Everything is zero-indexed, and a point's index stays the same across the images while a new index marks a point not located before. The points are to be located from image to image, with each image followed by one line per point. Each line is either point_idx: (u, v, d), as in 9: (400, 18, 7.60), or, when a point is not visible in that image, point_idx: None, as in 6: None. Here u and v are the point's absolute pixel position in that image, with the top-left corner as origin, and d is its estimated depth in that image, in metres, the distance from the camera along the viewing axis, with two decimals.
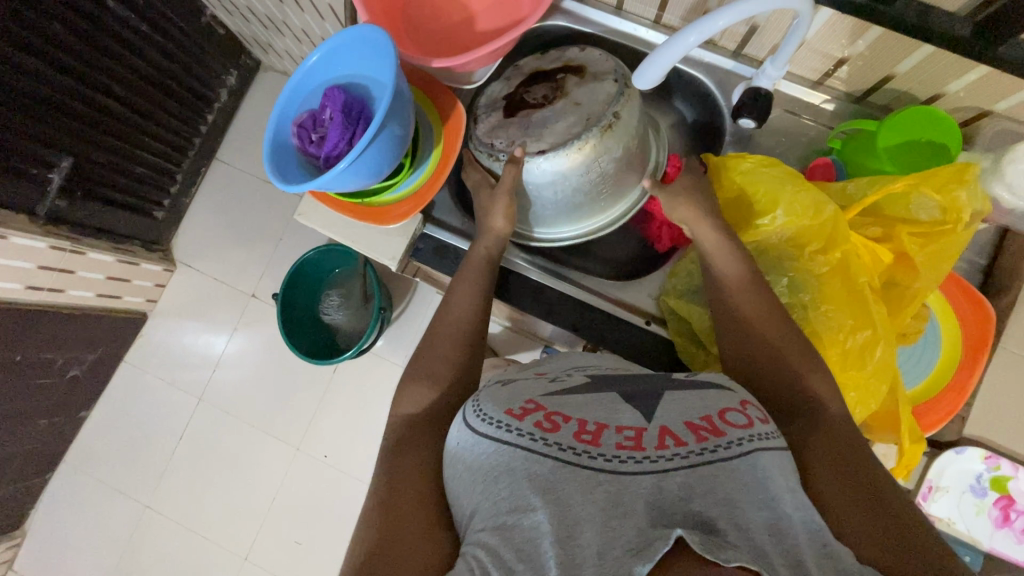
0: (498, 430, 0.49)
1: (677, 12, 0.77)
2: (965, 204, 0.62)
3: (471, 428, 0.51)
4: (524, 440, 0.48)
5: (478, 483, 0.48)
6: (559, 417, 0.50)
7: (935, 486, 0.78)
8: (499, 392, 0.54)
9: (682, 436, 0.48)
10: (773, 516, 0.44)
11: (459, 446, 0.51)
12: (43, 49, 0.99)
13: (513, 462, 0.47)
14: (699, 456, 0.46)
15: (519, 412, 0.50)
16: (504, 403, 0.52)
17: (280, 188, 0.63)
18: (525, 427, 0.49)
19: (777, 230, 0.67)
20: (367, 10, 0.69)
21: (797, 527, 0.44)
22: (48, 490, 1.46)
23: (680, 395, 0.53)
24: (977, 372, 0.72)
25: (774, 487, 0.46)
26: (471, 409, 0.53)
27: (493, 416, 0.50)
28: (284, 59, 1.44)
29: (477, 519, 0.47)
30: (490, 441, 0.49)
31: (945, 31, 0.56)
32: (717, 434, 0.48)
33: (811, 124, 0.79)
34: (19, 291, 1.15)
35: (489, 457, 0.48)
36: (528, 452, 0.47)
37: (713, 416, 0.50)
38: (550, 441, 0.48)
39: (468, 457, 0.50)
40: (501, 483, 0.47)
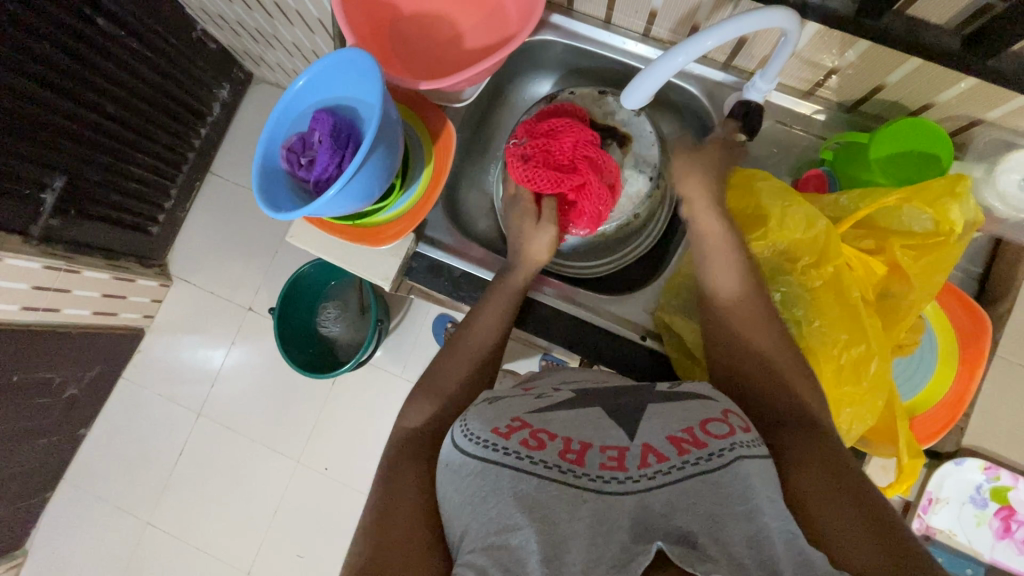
0: (484, 449, 0.48)
1: (666, 25, 0.76)
2: (957, 217, 0.62)
3: (457, 449, 0.49)
4: (511, 459, 0.47)
5: (469, 504, 0.46)
6: (545, 435, 0.49)
7: (935, 499, 0.79)
8: (485, 409, 0.52)
9: (665, 451, 0.48)
10: (755, 529, 0.43)
11: (447, 469, 0.50)
12: (32, 69, 0.99)
13: (500, 480, 0.46)
14: (680, 470, 0.47)
15: (505, 430, 0.49)
16: (490, 420, 0.50)
17: (270, 215, 0.62)
18: (512, 446, 0.48)
19: (771, 246, 0.66)
20: (354, 31, 0.69)
21: (774, 533, 0.43)
22: (48, 510, 1.45)
23: (659, 410, 0.52)
24: (974, 381, 0.72)
25: (755, 495, 0.45)
26: (456, 428, 0.51)
27: (479, 434, 0.49)
28: (276, 71, 1.43)
29: (468, 540, 0.45)
30: (476, 461, 0.47)
31: (932, 44, 0.56)
32: (698, 446, 0.48)
33: (803, 134, 0.78)
34: (14, 312, 1.15)
35: (476, 477, 0.47)
36: (516, 471, 0.46)
37: (695, 427, 0.49)
38: (538, 460, 0.47)
39: (456, 478, 0.48)
40: (489, 501, 0.45)
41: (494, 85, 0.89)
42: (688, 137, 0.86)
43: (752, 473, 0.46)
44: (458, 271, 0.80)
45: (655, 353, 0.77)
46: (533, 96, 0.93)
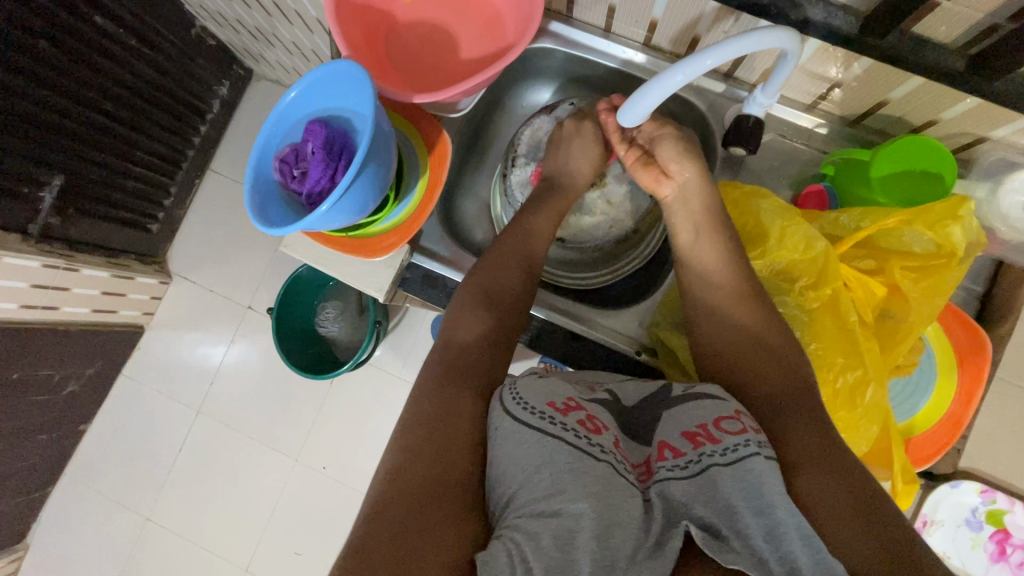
0: (541, 420, 0.49)
1: (666, 35, 0.75)
2: (958, 240, 0.61)
3: (512, 416, 0.50)
4: (569, 434, 0.48)
5: (523, 471, 0.47)
6: (597, 422, 0.51)
7: (931, 521, 0.78)
8: (538, 383, 0.53)
9: (681, 447, 0.49)
10: (768, 521, 0.44)
11: (499, 433, 0.50)
12: (29, 68, 0.98)
13: (557, 452, 0.46)
14: (698, 464, 0.48)
15: (562, 407, 0.51)
16: (546, 395, 0.52)
17: (263, 231, 0.62)
18: (569, 423, 0.49)
19: (767, 264, 0.66)
20: (349, 42, 0.68)
21: (789, 527, 0.43)
22: (49, 504, 1.46)
23: (681, 408, 0.53)
24: (972, 404, 0.71)
25: (768, 493, 0.45)
26: (509, 397, 0.52)
27: (536, 407, 0.50)
28: (276, 69, 1.42)
29: (515, 506, 0.46)
30: (532, 431, 0.48)
31: (938, 64, 0.55)
32: (713, 441, 0.49)
33: (804, 147, 0.77)
34: (13, 310, 1.15)
35: (532, 448, 0.47)
36: (573, 448, 0.47)
37: (709, 423, 0.50)
38: (594, 442, 0.48)
39: (511, 440, 0.49)
40: (541, 474, 0.46)
41: (493, 92, 0.88)
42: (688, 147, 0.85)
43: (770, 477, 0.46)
44: (453, 282, 0.79)
45: (650, 368, 0.76)
46: (531, 103, 0.92)
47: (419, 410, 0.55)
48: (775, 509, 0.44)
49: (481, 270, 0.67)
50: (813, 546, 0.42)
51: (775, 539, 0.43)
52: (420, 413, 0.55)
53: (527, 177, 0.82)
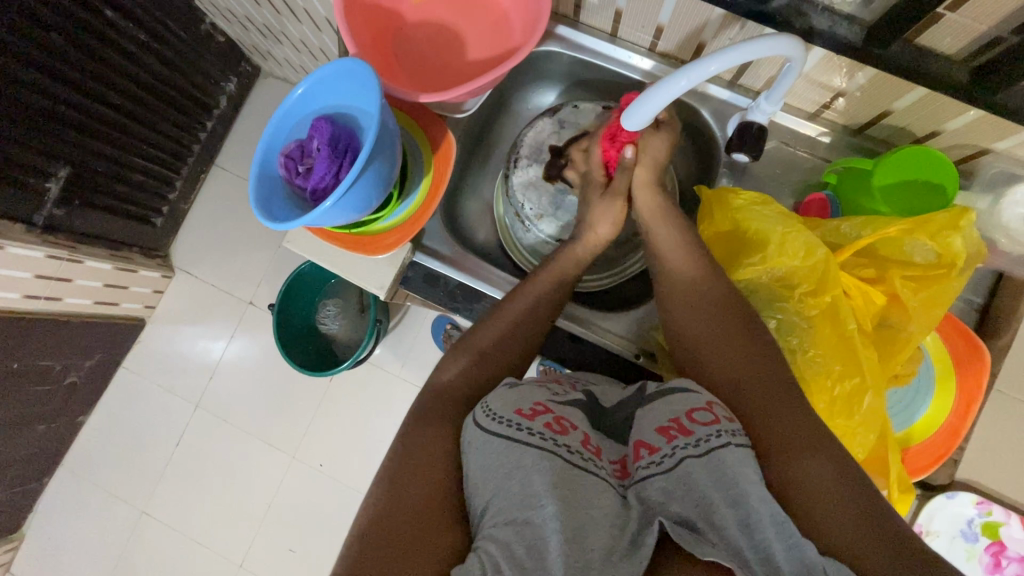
0: (508, 428, 0.49)
1: (672, 40, 0.75)
2: (959, 249, 0.61)
3: (482, 428, 0.50)
4: (536, 439, 0.48)
5: (495, 478, 0.47)
6: (567, 422, 0.51)
7: (926, 531, 0.78)
8: (505, 392, 0.53)
9: (654, 443, 0.49)
10: (743, 513, 0.44)
11: (472, 447, 0.50)
12: (39, 59, 0.98)
13: (524, 459, 0.46)
14: (670, 458, 0.48)
15: (530, 412, 0.50)
16: (513, 403, 0.52)
17: (266, 224, 0.62)
18: (536, 427, 0.49)
19: (767, 270, 0.65)
20: (358, 41, 0.69)
21: (764, 517, 0.44)
22: (46, 494, 1.47)
23: (649, 409, 0.54)
24: (970, 415, 0.71)
25: (742, 482, 0.46)
26: (480, 411, 0.52)
27: (502, 414, 0.50)
28: (284, 66, 1.43)
29: (489, 516, 0.46)
30: (500, 439, 0.48)
31: (942, 76, 0.55)
32: (684, 434, 0.49)
33: (808, 156, 0.78)
34: (15, 300, 1.15)
35: (501, 455, 0.47)
36: (541, 450, 0.47)
37: (680, 416, 0.51)
38: (561, 443, 0.48)
39: (482, 453, 0.49)
40: (513, 479, 0.46)
41: (498, 94, 0.89)
42: (691, 152, 0.85)
43: (735, 461, 0.47)
44: (454, 282, 0.80)
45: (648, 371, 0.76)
46: (536, 105, 0.93)
47: (406, 433, 0.57)
48: (747, 500, 0.45)
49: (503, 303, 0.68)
50: (785, 531, 0.44)
51: (750, 532, 0.44)
52: (407, 437, 0.56)
53: (527, 182, 0.82)
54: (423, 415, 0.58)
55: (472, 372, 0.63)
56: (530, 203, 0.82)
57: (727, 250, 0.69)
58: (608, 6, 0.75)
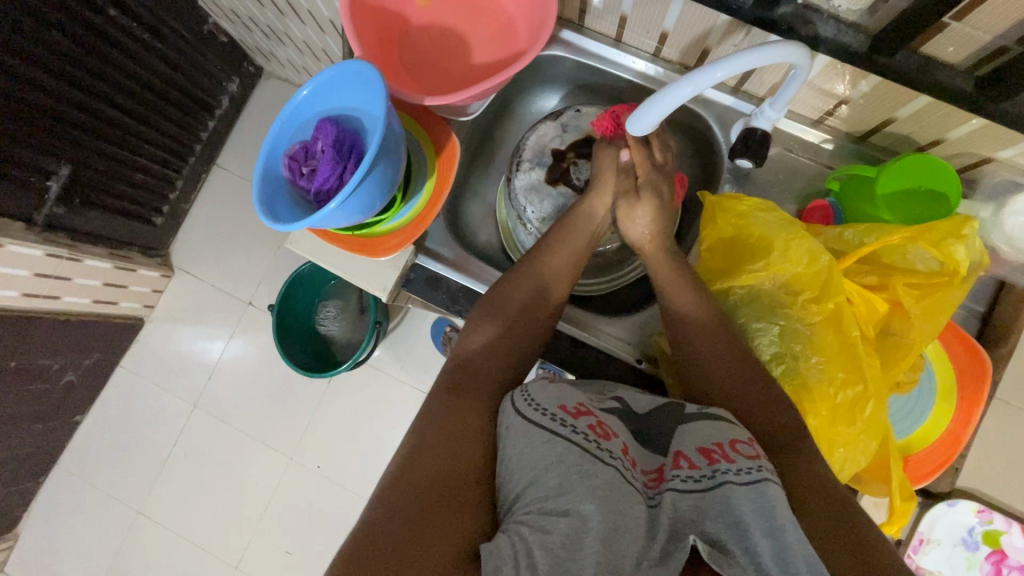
0: (552, 421, 0.49)
1: (676, 46, 0.75)
2: (961, 258, 0.61)
3: (522, 416, 0.51)
4: (579, 437, 0.48)
5: (530, 469, 0.47)
6: (608, 429, 0.51)
7: (926, 540, 0.78)
8: (550, 387, 0.54)
9: (697, 460, 0.49)
10: (773, 539, 0.44)
11: (509, 433, 0.51)
12: (42, 57, 0.98)
13: (566, 453, 0.47)
14: (711, 479, 0.47)
15: (573, 411, 0.51)
16: (558, 398, 0.52)
17: (269, 226, 0.62)
18: (580, 426, 0.49)
19: (770, 277, 0.65)
20: (363, 43, 0.69)
21: (797, 553, 0.43)
22: (42, 494, 1.46)
23: (692, 425, 0.54)
24: (972, 423, 0.71)
25: (780, 515, 0.45)
26: (520, 398, 0.53)
27: (547, 407, 0.51)
28: (286, 67, 1.43)
29: (521, 504, 0.46)
30: (543, 431, 0.49)
31: (947, 85, 0.55)
32: (727, 459, 0.49)
33: (811, 162, 0.78)
34: (14, 298, 1.15)
35: (541, 446, 0.48)
36: (583, 451, 0.47)
37: (725, 443, 0.51)
38: (604, 447, 0.48)
39: (521, 442, 0.49)
40: (552, 471, 0.46)
41: (503, 97, 0.89)
42: (694, 157, 0.85)
43: (778, 496, 0.46)
44: (457, 285, 0.80)
45: (650, 376, 0.76)
46: (540, 109, 0.93)
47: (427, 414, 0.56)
48: (785, 533, 0.44)
49: (495, 289, 0.67)
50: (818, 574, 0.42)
51: (777, 556, 0.43)
52: (429, 419, 0.55)
53: (529, 184, 0.82)
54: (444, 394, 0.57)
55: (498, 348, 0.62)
56: (532, 207, 0.81)
57: (729, 257, 0.69)
58: (613, 11, 0.75)
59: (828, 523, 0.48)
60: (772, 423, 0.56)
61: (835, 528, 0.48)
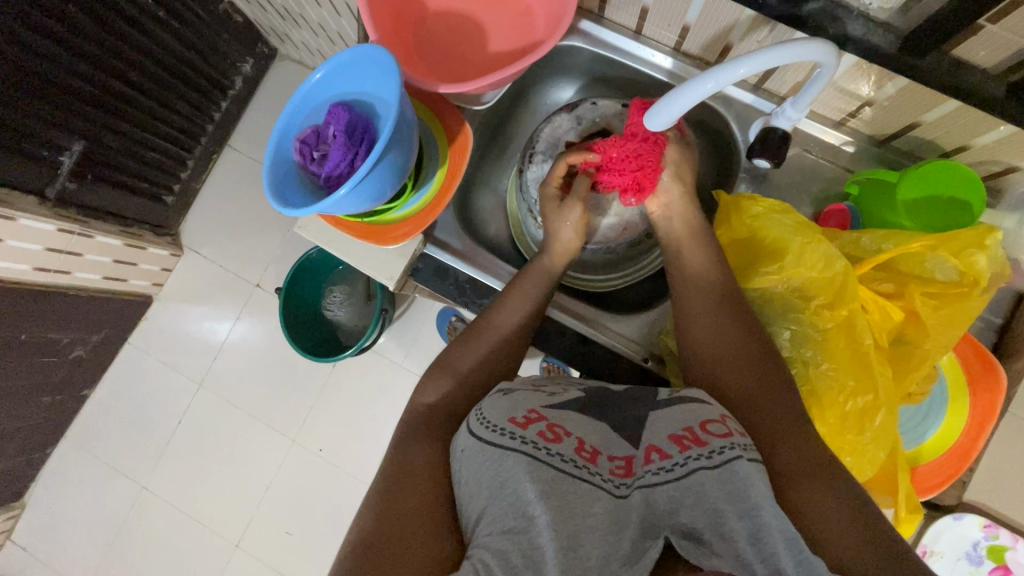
0: (500, 437, 0.48)
1: (698, 40, 0.74)
2: (983, 268, 0.60)
3: (474, 436, 0.50)
4: (529, 448, 0.47)
5: (488, 489, 0.47)
6: (562, 429, 0.50)
7: (930, 551, 0.76)
8: (497, 399, 0.53)
9: (667, 449, 0.48)
10: (755, 525, 0.44)
11: (464, 455, 0.50)
12: (58, 33, 0.98)
13: (517, 467, 0.46)
14: (681, 467, 0.47)
15: (523, 420, 0.50)
16: (506, 411, 0.51)
17: (279, 210, 0.62)
18: (529, 436, 0.48)
19: (784, 280, 0.64)
20: (379, 27, 0.68)
21: (774, 531, 0.44)
22: (49, 465, 1.48)
23: (662, 414, 0.52)
24: (983, 437, 0.70)
25: (755, 494, 0.45)
26: (473, 418, 0.52)
27: (495, 422, 0.50)
28: (300, 49, 1.42)
29: (483, 525, 0.46)
30: (493, 448, 0.48)
31: (977, 90, 0.53)
32: (699, 444, 0.48)
33: (830, 165, 0.76)
34: (25, 272, 1.16)
35: (494, 465, 0.47)
36: (532, 459, 0.46)
37: (695, 427, 0.50)
38: (554, 451, 0.47)
39: (474, 463, 0.49)
40: (507, 490, 0.46)
41: (517, 88, 0.87)
42: (709, 155, 0.84)
43: (749, 472, 0.46)
44: (464, 276, 0.79)
45: (656, 376, 0.75)
46: (556, 100, 0.91)
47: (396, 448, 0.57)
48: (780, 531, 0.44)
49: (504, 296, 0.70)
50: (795, 548, 0.43)
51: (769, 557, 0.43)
52: None
53: (541, 177, 0.80)
54: (409, 433, 0.59)
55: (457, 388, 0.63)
56: (543, 200, 0.80)
57: (742, 258, 0.68)
58: (633, 2, 0.73)
59: (833, 526, 0.47)
60: (783, 422, 0.55)
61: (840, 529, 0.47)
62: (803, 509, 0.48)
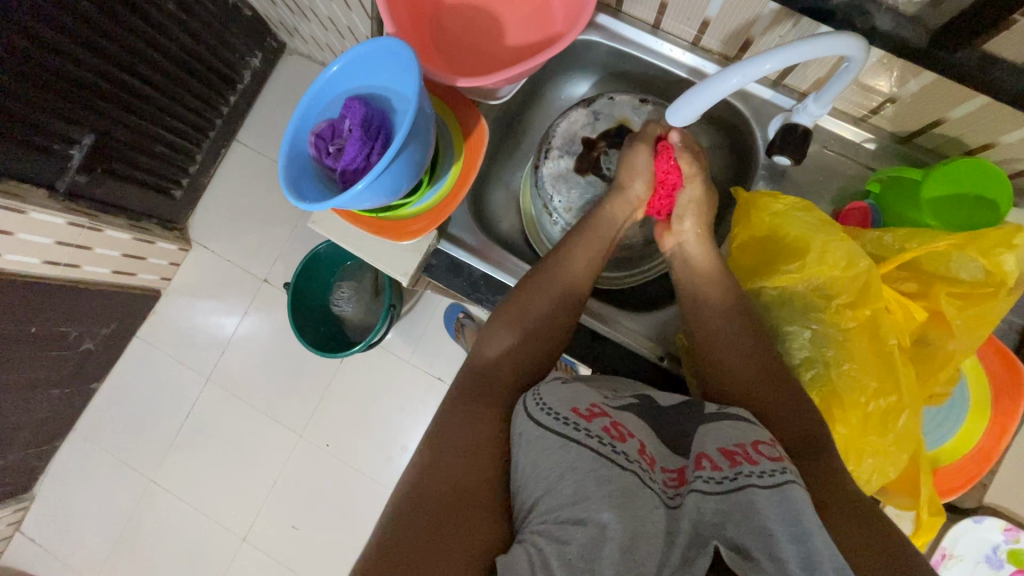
0: (563, 425, 0.48)
1: (718, 35, 0.73)
2: (1010, 269, 0.58)
3: (535, 421, 0.49)
4: (593, 442, 0.47)
5: (545, 478, 0.47)
6: (625, 429, 0.49)
7: (949, 555, 0.75)
8: (561, 388, 0.52)
9: (719, 461, 0.48)
10: (805, 549, 0.43)
11: (521, 439, 0.50)
12: (69, 25, 0.98)
13: (581, 459, 0.46)
14: (732, 481, 0.46)
15: (586, 412, 0.50)
16: (570, 400, 0.51)
17: (294, 205, 0.61)
18: (594, 429, 0.48)
19: (805, 279, 0.63)
20: (395, 20, 0.67)
21: (824, 557, 0.42)
22: (57, 457, 1.49)
23: (715, 427, 0.52)
24: (1004, 439, 0.69)
25: (806, 520, 0.44)
26: (531, 401, 0.52)
27: (558, 411, 0.49)
28: (310, 44, 1.41)
29: (537, 513, 0.46)
30: (556, 436, 0.48)
31: (1008, 86, 0.52)
32: (751, 462, 0.47)
33: (850, 162, 0.75)
34: (35, 265, 1.16)
35: (554, 453, 0.47)
36: (599, 455, 0.46)
37: (747, 444, 0.49)
38: (619, 450, 0.47)
39: (535, 448, 0.48)
40: (566, 479, 0.45)
41: (532, 83, 0.86)
42: (727, 151, 0.83)
43: (802, 499, 0.45)
44: (478, 272, 0.78)
45: (671, 374, 0.74)
46: (570, 95, 0.90)
47: (442, 418, 0.56)
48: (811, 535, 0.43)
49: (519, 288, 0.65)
50: None
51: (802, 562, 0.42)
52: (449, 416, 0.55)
53: (556, 173, 0.79)
54: (447, 403, 0.58)
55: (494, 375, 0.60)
56: (560, 196, 0.79)
57: (762, 256, 0.67)
58: None
59: (857, 532, 0.47)
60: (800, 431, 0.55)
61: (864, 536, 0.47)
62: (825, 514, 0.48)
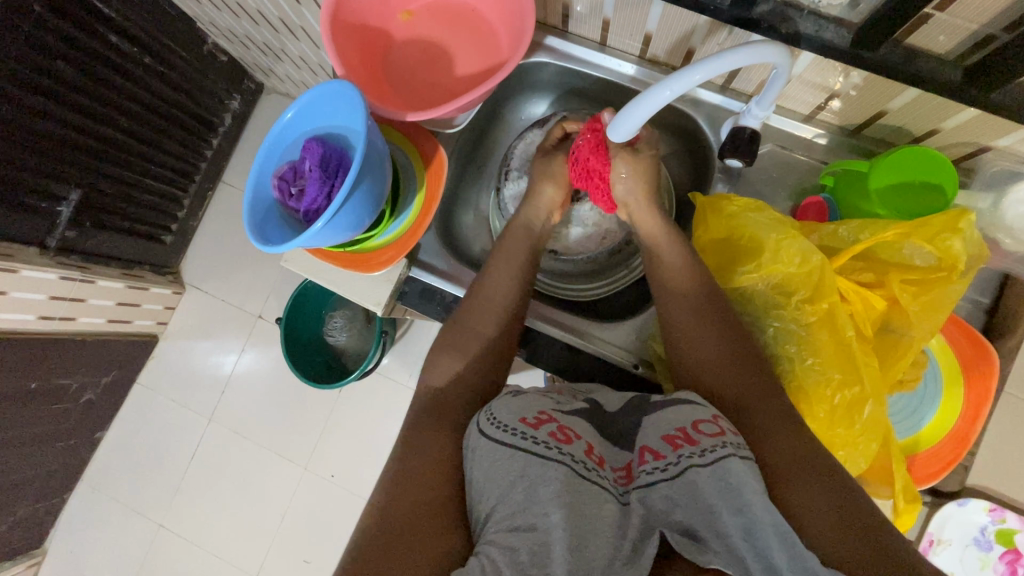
0: (513, 437, 0.49)
1: (661, 47, 0.75)
2: (959, 252, 0.60)
3: (486, 436, 0.51)
4: (540, 448, 0.48)
5: (496, 488, 0.47)
6: (572, 431, 0.51)
7: (937, 541, 0.77)
8: (511, 401, 0.54)
9: (661, 450, 0.49)
10: (746, 521, 0.44)
11: (476, 455, 0.51)
12: (49, 88, 1.01)
13: (528, 467, 0.47)
14: (676, 466, 0.47)
15: (534, 421, 0.51)
16: (518, 411, 0.52)
17: (261, 248, 0.63)
18: (540, 436, 0.49)
19: (762, 278, 0.64)
20: (345, 61, 0.69)
21: (766, 524, 0.44)
22: (67, 509, 1.50)
23: (655, 416, 0.53)
24: (980, 419, 0.70)
25: (747, 492, 0.45)
26: (484, 418, 0.53)
27: (508, 423, 0.50)
28: (285, 82, 1.44)
29: (493, 522, 0.46)
30: (505, 447, 0.49)
31: (934, 76, 0.54)
32: (691, 443, 0.49)
33: (804, 158, 0.76)
34: (31, 321, 1.18)
35: (505, 464, 0.48)
36: (543, 459, 0.47)
37: (687, 426, 0.50)
38: (564, 451, 0.48)
39: (486, 463, 0.49)
40: (517, 487, 0.46)
41: (491, 107, 0.89)
42: (685, 157, 0.84)
43: (742, 470, 0.46)
44: (450, 295, 0.80)
45: (647, 381, 0.75)
46: (529, 115, 0.93)
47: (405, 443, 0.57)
48: (766, 526, 0.44)
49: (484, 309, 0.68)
50: (788, 541, 0.43)
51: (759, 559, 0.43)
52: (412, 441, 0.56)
53: (517, 194, 0.83)
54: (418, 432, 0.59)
55: (467, 377, 0.63)
56: None
57: (719, 259, 0.69)
58: (596, 14, 0.74)
59: (824, 520, 0.47)
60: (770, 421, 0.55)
61: (831, 521, 0.47)
62: (793, 509, 0.48)
